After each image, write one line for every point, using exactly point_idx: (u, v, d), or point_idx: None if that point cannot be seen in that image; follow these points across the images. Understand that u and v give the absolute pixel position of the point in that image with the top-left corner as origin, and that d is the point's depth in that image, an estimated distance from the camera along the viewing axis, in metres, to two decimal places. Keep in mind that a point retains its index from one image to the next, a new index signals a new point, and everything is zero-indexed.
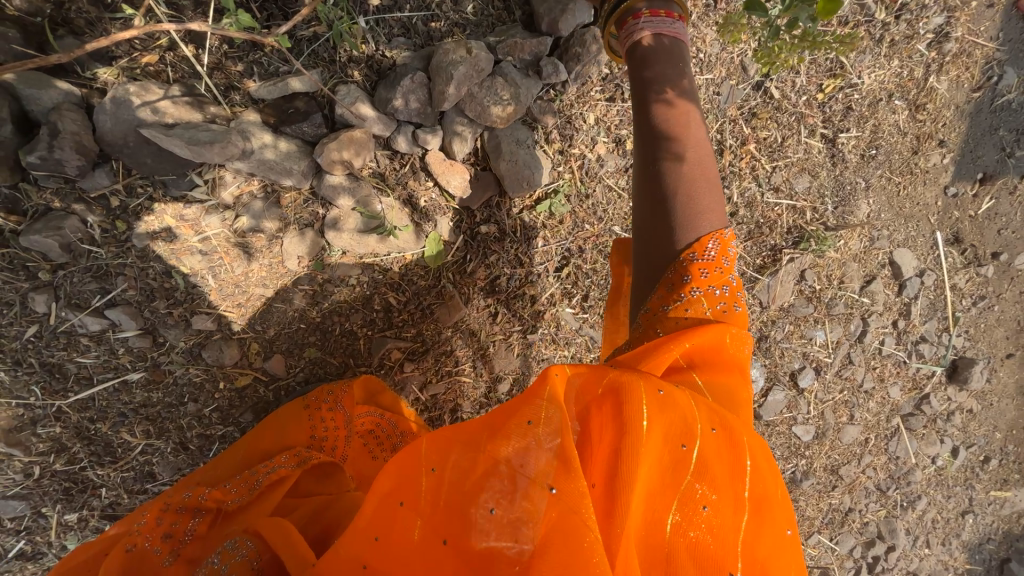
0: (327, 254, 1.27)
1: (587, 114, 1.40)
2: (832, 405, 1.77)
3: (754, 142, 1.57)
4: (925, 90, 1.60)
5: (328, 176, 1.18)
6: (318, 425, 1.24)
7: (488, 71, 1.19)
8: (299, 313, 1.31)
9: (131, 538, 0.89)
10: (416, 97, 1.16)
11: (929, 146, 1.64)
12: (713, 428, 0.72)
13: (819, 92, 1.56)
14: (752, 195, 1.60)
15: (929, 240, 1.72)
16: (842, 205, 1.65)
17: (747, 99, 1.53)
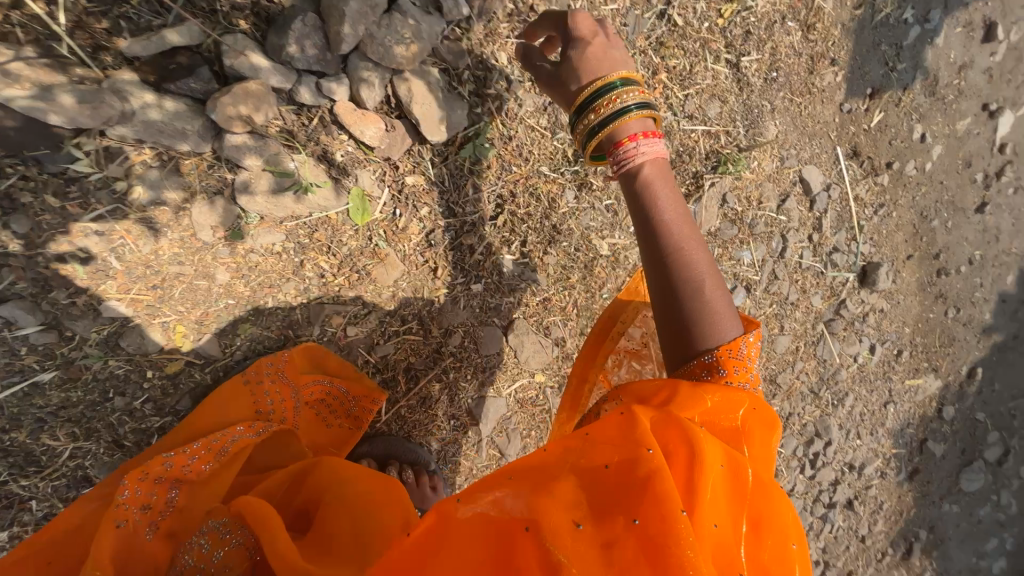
0: (244, 223, 1.35)
1: (497, 54, 1.52)
2: (756, 310, 2.03)
3: (665, 72, 1.76)
4: (813, 9, 1.94)
5: (230, 135, 1.23)
6: (262, 400, 1.39)
7: (384, 8, 1.23)
8: (223, 287, 1.38)
9: (121, 513, 0.99)
10: (311, 41, 1.19)
11: (823, 65, 2.01)
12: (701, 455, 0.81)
13: (719, 18, 1.80)
14: (670, 123, 1.80)
15: (807, 159, 2.04)
16: (753, 126, 1.92)
17: (653, 28, 1.73)
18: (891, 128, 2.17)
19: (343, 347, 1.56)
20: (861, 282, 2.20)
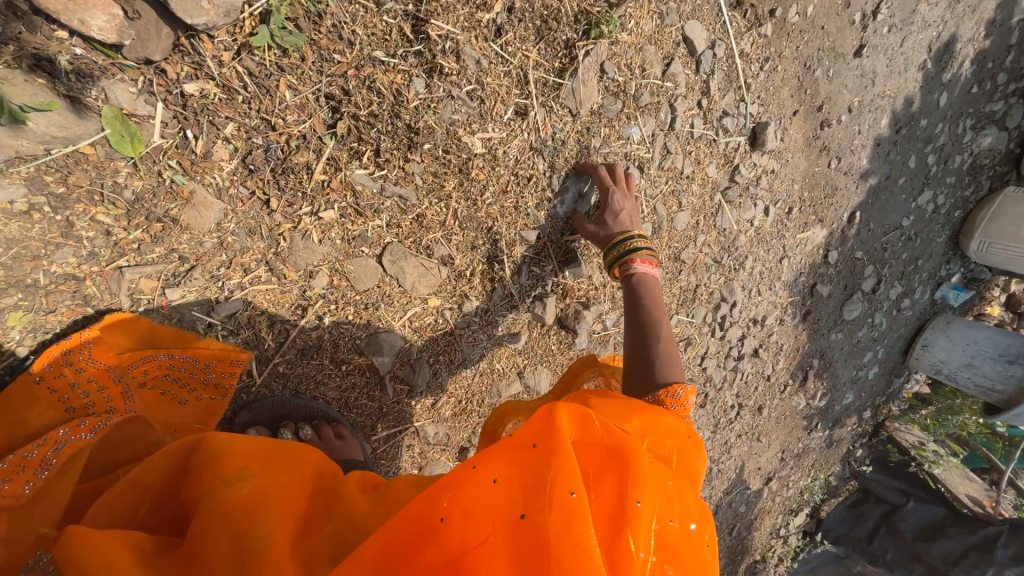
0: (327, 267, 1.22)
1: (621, 147, 1.61)
2: (773, 395, 2.57)
3: (756, 197, 2.09)
4: (884, 163, 2.34)
5: (343, 184, 1.17)
6: (173, 392, 1.06)
7: (528, 110, 1.39)
8: (288, 331, 1.22)
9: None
10: (459, 125, 1.28)
11: (879, 206, 2.43)
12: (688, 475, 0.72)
13: (805, 161, 2.15)
14: (750, 240, 2.16)
15: (840, 286, 2.52)
16: (810, 251, 2.36)
17: (756, 157, 2.01)
18: (915, 274, 2.66)
19: (420, 408, 1.51)
20: (858, 385, 2.81)
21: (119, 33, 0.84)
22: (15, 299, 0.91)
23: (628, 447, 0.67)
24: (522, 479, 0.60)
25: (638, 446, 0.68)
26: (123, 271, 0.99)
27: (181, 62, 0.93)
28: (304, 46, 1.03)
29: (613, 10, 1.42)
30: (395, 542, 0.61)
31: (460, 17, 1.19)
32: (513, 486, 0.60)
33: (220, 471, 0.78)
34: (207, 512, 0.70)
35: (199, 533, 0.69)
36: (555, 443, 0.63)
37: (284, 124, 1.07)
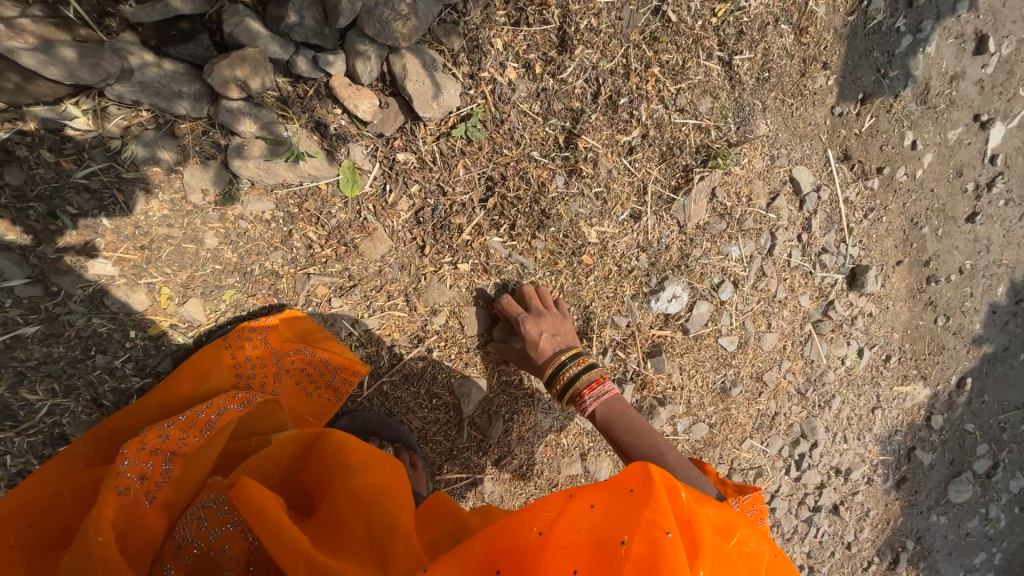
0: (447, 309, 1.42)
1: (719, 262, 1.74)
2: (854, 565, 2.24)
3: (851, 337, 2.06)
4: (1002, 333, 2.20)
5: (480, 246, 1.41)
6: (302, 386, 1.24)
7: (642, 215, 1.59)
8: (401, 356, 1.41)
9: (171, 433, 0.93)
10: (582, 218, 1.51)
11: (995, 378, 2.24)
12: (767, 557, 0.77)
13: (908, 312, 2.11)
14: (840, 379, 2.08)
15: (944, 458, 2.27)
16: (908, 408, 2.20)
17: (854, 297, 2.02)
18: None
19: (484, 460, 1.57)
20: None
21: (374, 115, 1.18)
22: (233, 280, 1.18)
23: (704, 516, 0.76)
24: (617, 515, 0.71)
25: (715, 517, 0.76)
26: (308, 276, 1.25)
27: (401, 139, 1.26)
28: (483, 140, 1.34)
29: (731, 149, 1.64)
30: (499, 544, 0.71)
31: (603, 136, 1.47)
32: (606, 518, 0.71)
33: (345, 458, 0.93)
34: (338, 491, 0.85)
35: (333, 503, 0.84)
36: (650, 490, 0.74)
37: (451, 192, 1.35)
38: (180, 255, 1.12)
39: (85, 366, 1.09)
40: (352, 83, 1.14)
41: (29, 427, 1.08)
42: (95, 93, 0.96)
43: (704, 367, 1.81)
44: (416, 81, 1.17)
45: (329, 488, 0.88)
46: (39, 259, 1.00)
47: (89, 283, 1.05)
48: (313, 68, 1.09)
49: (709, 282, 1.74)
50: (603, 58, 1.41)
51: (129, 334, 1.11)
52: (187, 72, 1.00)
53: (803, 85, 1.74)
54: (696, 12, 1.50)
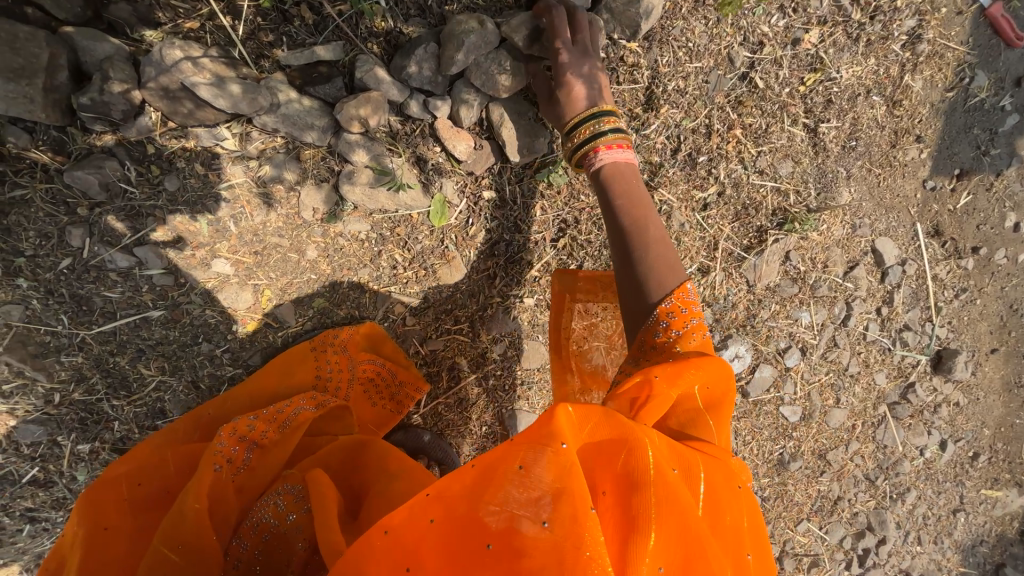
0: (508, 340, 1.47)
1: (787, 326, 1.69)
2: None
3: (931, 425, 1.89)
4: None
5: (548, 282, 1.46)
6: (368, 395, 1.31)
7: (710, 271, 1.60)
8: (459, 379, 1.46)
9: (253, 422, 1.00)
10: None
11: None
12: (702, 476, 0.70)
13: (1004, 407, 1.91)
14: (915, 471, 1.90)
15: None
16: (995, 516, 1.96)
17: (938, 383, 1.87)
18: None
19: None
20: None
21: (468, 155, 1.30)
22: (324, 291, 1.30)
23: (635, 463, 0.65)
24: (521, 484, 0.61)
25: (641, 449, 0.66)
26: (388, 294, 1.35)
27: (489, 178, 1.36)
28: (563, 185, 1.41)
29: (810, 214, 1.62)
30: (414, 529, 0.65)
31: (679, 190, 1.51)
32: (517, 484, 0.61)
33: (387, 467, 1.02)
34: (378, 497, 0.94)
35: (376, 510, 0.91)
36: (565, 461, 0.62)
37: (527, 230, 1.42)
38: (285, 263, 1.25)
39: (191, 351, 1.23)
40: (454, 126, 1.26)
41: (138, 399, 1.22)
42: (244, 121, 1.13)
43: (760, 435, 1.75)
44: (511, 128, 1.27)
45: (372, 490, 0.97)
46: (176, 255, 1.16)
47: (208, 279, 1.20)
48: (423, 110, 1.22)
49: (774, 345, 1.69)
50: (687, 118, 1.47)
51: (231, 327, 1.24)
52: (320, 108, 1.16)
53: (892, 156, 1.69)
54: (784, 80, 1.53)
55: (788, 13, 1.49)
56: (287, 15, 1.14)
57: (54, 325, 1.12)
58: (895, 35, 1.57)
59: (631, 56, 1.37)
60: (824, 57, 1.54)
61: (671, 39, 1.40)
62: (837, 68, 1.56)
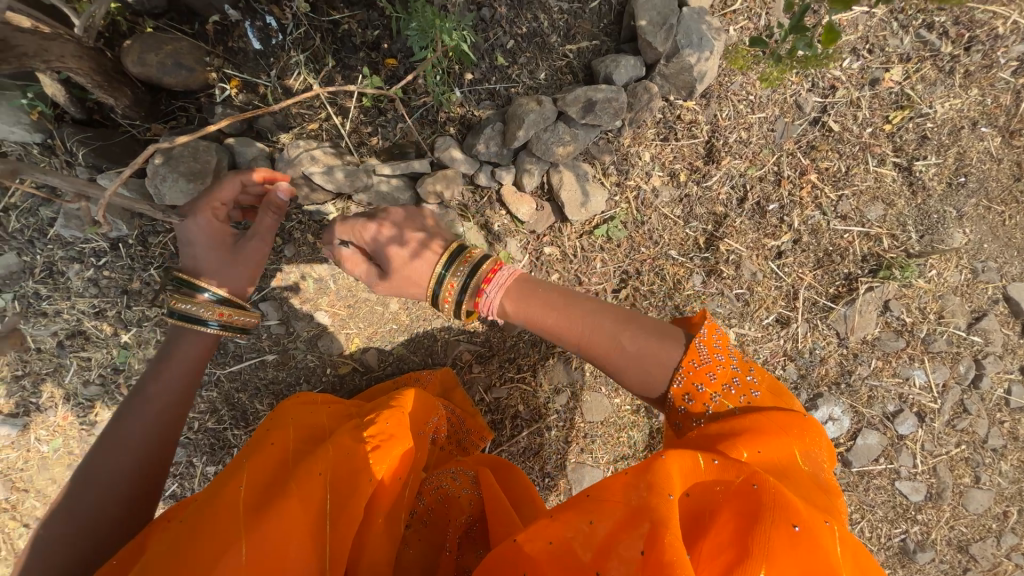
0: (570, 388, 1.50)
1: (893, 385, 1.49)
2: None
3: None
4: None
5: None
6: (455, 438, 1.40)
7: (790, 322, 1.49)
8: (524, 427, 1.51)
9: (424, 428, 1.25)
10: (718, 319, 1.48)
11: None
12: (799, 526, 0.61)
13: None
14: None
15: None
16: None
17: None
18: None
19: None
20: None
21: (530, 216, 1.41)
22: (402, 339, 1.46)
23: (778, 535, 0.61)
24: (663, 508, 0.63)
25: (734, 483, 0.67)
26: (457, 342, 1.47)
27: (549, 235, 1.45)
28: (623, 239, 1.45)
29: (913, 259, 1.45)
30: (557, 544, 0.66)
31: (748, 239, 1.46)
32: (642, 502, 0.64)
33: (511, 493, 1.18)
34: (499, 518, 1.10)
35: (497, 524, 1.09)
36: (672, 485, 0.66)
37: (587, 282, 1.47)
38: (372, 314, 1.43)
39: (295, 389, 1.44)
40: (517, 191, 1.40)
41: (253, 428, 1.45)
42: (345, 197, 1.36)
43: (875, 516, 1.51)
44: (569, 190, 1.37)
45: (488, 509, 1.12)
46: (288, 309, 1.39)
47: (312, 328, 1.41)
48: (490, 179, 1.39)
49: (880, 409, 1.49)
50: (752, 166, 1.44)
51: (327, 369, 1.44)
52: (403, 183, 1.38)
53: (1017, 191, 1.47)
54: (864, 120, 1.44)
55: (862, 54, 1.42)
56: (382, 110, 1.39)
57: None
58: (1001, 63, 1.42)
59: (688, 114, 1.41)
60: (911, 93, 1.43)
61: (730, 94, 1.41)
62: (929, 103, 1.44)
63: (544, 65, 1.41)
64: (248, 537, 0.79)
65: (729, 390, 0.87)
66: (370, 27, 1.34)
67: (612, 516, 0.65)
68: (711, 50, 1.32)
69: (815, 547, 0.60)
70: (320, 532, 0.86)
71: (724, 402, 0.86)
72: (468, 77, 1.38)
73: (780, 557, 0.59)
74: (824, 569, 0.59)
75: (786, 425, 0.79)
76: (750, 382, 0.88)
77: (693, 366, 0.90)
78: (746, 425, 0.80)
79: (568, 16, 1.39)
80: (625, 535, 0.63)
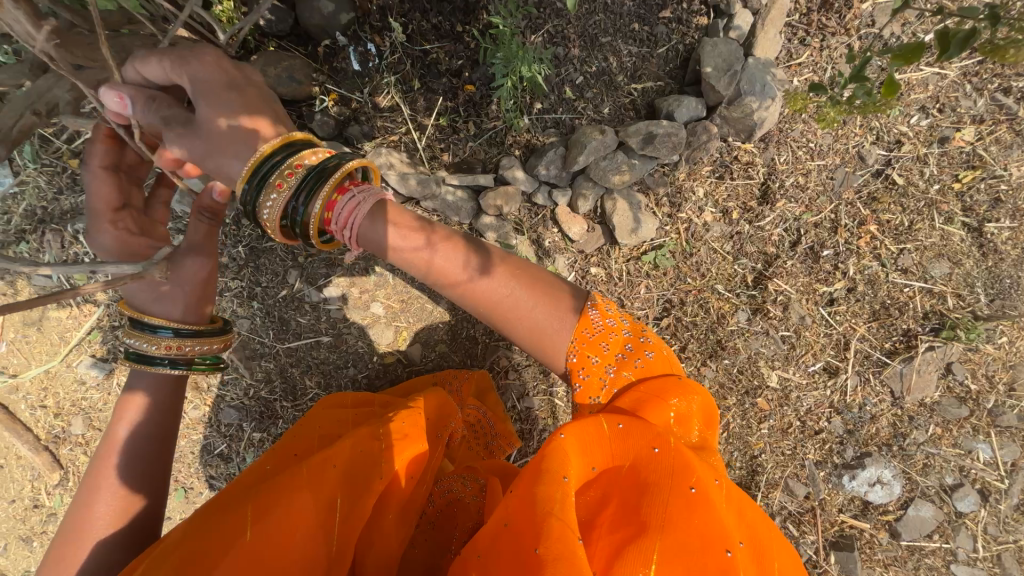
0: None
1: (951, 454, 1.40)
2: None
3: None
4: None
5: None
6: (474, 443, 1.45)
7: (839, 373, 1.45)
8: (552, 440, 1.54)
9: (440, 431, 1.31)
10: (761, 359, 1.46)
11: None
12: (692, 486, 0.77)
13: None
14: None
15: None
16: None
17: None
18: None
19: None
20: None
21: (581, 236, 1.48)
22: (446, 338, 1.54)
23: (671, 496, 0.77)
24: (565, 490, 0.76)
25: (631, 448, 0.83)
26: (496, 348, 1.53)
27: (597, 256, 1.51)
28: (670, 268, 1.48)
29: (979, 322, 1.39)
30: (494, 534, 0.79)
31: (799, 282, 1.45)
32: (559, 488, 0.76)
33: None
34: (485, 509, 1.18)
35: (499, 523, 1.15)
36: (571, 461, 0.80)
37: (629, 305, 1.50)
38: (421, 311, 1.53)
39: (343, 372, 1.55)
40: (571, 211, 1.48)
41: (300, 403, 1.55)
42: (414, 202, 1.50)
43: None
44: (621, 215, 1.43)
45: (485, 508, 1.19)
46: (348, 296, 1.51)
47: (366, 317, 1.52)
48: (547, 199, 1.48)
49: (936, 479, 1.40)
50: (808, 211, 1.45)
51: (373, 357, 1.54)
52: (467, 194, 1.50)
53: None
54: (931, 177, 1.42)
55: (932, 112, 1.42)
56: (456, 129, 1.54)
57: (262, 337, 1.52)
58: None
59: (745, 155, 1.45)
60: (984, 154, 1.41)
61: (790, 140, 1.44)
62: (1003, 165, 1.41)
63: (609, 100, 1.51)
64: (256, 525, 0.91)
65: (619, 357, 1.01)
66: (455, 56, 1.49)
67: (536, 517, 0.74)
68: (773, 97, 1.38)
69: (706, 503, 0.76)
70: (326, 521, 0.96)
71: (609, 368, 1.00)
72: (537, 106, 1.51)
73: (681, 515, 0.75)
74: (702, 512, 0.75)
75: (670, 387, 0.95)
76: (643, 346, 1.03)
77: (587, 337, 1.01)
78: (644, 392, 0.94)
79: (636, 59, 1.50)
80: (541, 521, 0.73)
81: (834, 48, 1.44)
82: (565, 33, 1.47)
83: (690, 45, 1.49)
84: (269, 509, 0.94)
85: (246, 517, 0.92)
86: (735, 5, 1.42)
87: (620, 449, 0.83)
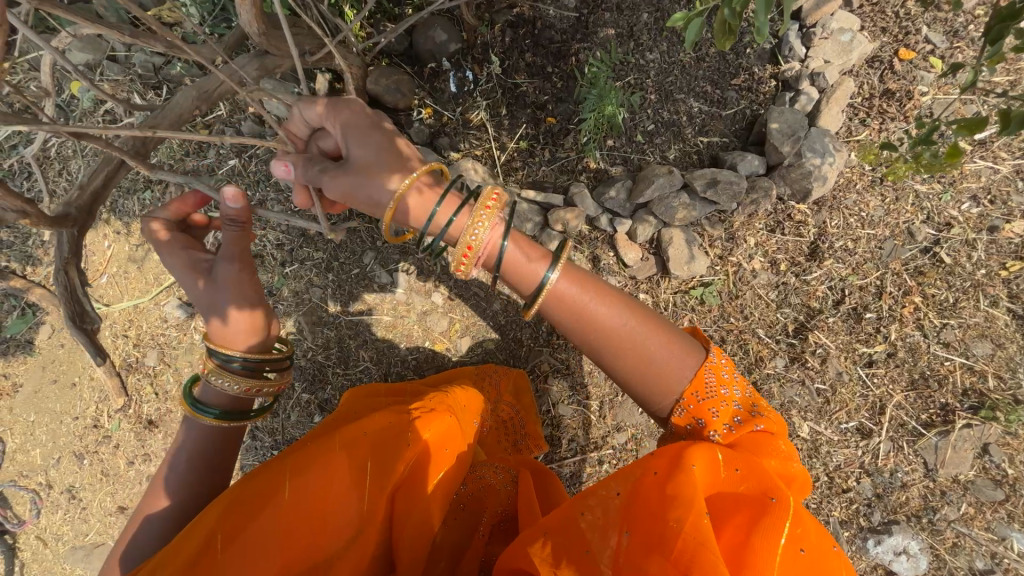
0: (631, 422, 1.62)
1: (982, 536, 1.40)
2: None
3: None
4: None
5: None
6: (504, 441, 1.55)
7: (871, 434, 1.47)
8: (580, 450, 1.64)
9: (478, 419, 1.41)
10: (794, 410, 1.50)
11: None
12: (772, 494, 0.80)
13: None
14: None
15: None
16: None
17: None
18: None
19: None
20: None
21: (635, 262, 1.60)
22: (495, 336, 1.65)
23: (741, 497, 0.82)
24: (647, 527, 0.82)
25: (718, 476, 0.85)
26: (540, 352, 1.64)
27: (647, 283, 1.61)
28: (715, 305, 1.57)
29: (1019, 406, 1.42)
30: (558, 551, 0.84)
31: (839, 339, 1.51)
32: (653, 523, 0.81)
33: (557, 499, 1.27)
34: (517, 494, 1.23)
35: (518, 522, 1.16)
36: (655, 486, 0.85)
37: None
38: (476, 307, 1.65)
39: (394, 350, 1.67)
40: (629, 239, 1.60)
41: (349, 372, 1.67)
42: None
43: None
44: (676, 249, 1.55)
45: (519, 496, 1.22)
46: (413, 282, 1.65)
47: (425, 304, 1.66)
48: (609, 224, 1.61)
49: (966, 560, 1.40)
50: (854, 274, 1.53)
51: (425, 342, 1.66)
52: (535, 209, 1.66)
53: None
54: (979, 261, 1.49)
55: (983, 202, 1.50)
56: (534, 153, 1.71)
57: (330, 306, 1.66)
58: None
59: (799, 214, 1.56)
60: None
61: (843, 207, 1.55)
62: None
63: (676, 148, 1.67)
64: (294, 479, 0.98)
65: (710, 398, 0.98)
66: (542, 92, 1.69)
67: (671, 540, 0.77)
68: (830, 166, 1.51)
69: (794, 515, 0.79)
70: (361, 484, 1.03)
71: (721, 424, 0.96)
72: (610, 143, 1.68)
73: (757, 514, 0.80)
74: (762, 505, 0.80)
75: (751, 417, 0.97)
76: (754, 420, 0.95)
77: (696, 400, 0.98)
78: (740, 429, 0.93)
79: (705, 116, 1.66)
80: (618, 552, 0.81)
81: (892, 130, 1.57)
82: (644, 85, 1.65)
83: (756, 110, 1.65)
84: (311, 465, 1.00)
85: (345, 477, 1.02)
86: (803, 81, 1.58)
87: (726, 482, 0.85)
